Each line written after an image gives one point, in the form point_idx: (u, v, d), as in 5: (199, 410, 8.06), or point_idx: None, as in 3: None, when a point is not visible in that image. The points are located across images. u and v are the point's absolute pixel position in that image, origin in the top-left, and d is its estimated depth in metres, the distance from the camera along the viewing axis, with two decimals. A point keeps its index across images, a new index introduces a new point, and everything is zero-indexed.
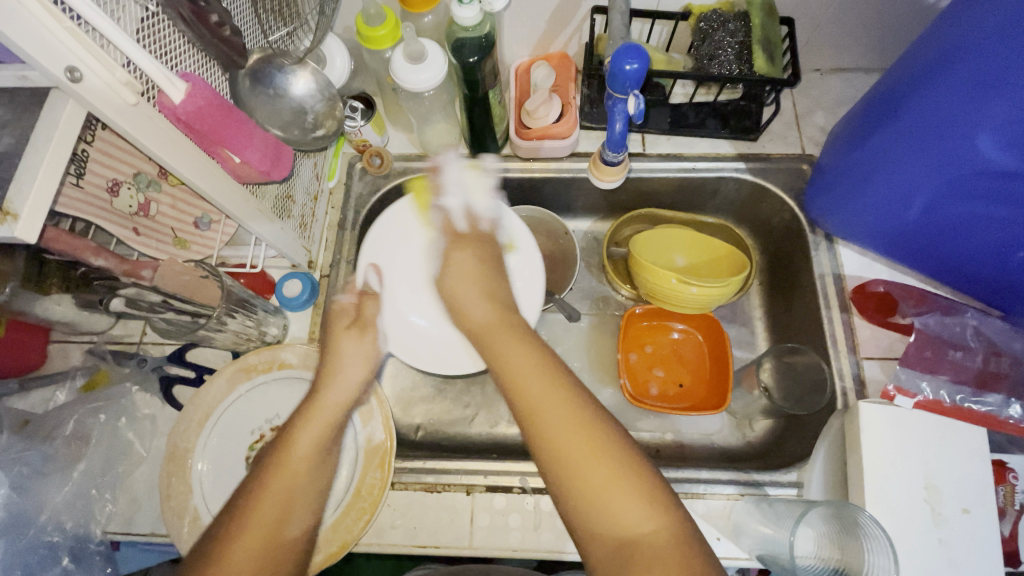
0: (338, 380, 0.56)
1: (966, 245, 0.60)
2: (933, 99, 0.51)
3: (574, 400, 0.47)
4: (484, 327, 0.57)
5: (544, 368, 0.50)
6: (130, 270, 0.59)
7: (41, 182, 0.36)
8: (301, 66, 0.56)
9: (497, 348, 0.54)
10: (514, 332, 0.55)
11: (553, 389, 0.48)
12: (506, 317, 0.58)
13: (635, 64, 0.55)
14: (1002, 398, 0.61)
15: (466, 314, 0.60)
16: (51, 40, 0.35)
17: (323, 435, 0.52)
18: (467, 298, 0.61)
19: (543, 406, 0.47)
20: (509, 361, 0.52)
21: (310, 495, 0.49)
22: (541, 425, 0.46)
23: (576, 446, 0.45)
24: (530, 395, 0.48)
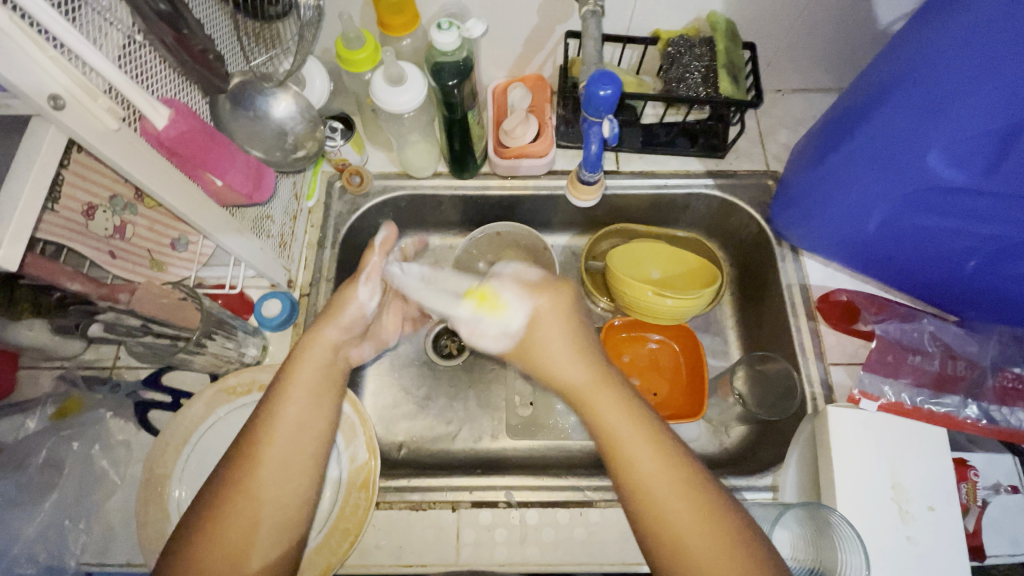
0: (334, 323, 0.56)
1: (923, 255, 0.64)
2: (888, 119, 0.54)
3: (695, 489, 0.44)
4: (570, 386, 0.49)
5: (659, 445, 0.46)
6: (107, 294, 0.57)
7: (22, 208, 0.37)
8: (282, 90, 0.56)
9: (600, 411, 0.47)
10: (617, 393, 0.48)
11: (666, 470, 0.44)
12: (604, 378, 0.49)
13: (608, 90, 0.57)
14: (960, 399, 0.64)
15: (554, 372, 0.50)
16: (35, 69, 0.35)
17: (315, 378, 0.51)
18: (555, 355, 0.50)
19: (660, 496, 0.44)
20: (615, 429, 0.46)
21: (304, 460, 0.48)
22: (654, 506, 0.44)
23: (693, 533, 0.42)
24: (646, 476, 0.44)
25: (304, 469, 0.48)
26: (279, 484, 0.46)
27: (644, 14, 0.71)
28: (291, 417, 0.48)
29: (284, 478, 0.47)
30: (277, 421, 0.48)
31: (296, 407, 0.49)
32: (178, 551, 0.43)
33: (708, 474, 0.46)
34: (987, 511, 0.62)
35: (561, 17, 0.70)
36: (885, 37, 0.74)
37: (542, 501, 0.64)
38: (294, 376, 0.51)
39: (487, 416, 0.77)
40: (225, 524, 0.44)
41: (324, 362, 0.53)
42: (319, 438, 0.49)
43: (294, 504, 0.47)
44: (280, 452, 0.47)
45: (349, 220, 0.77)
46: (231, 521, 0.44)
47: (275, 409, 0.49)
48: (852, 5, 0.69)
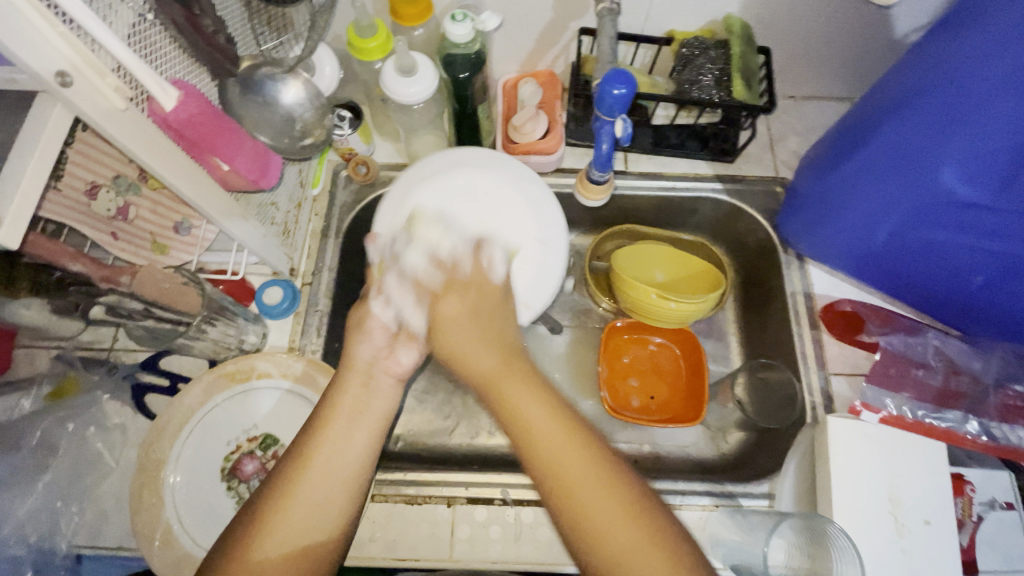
0: (369, 338, 0.55)
1: (931, 268, 0.64)
2: (903, 130, 0.54)
3: (597, 462, 0.44)
4: (486, 374, 0.50)
5: (561, 416, 0.46)
6: (109, 276, 0.56)
7: (25, 187, 0.36)
8: (292, 76, 0.55)
9: (506, 398, 0.48)
10: (525, 379, 0.49)
11: (574, 440, 0.45)
12: (513, 363, 0.51)
13: (622, 89, 0.57)
14: (961, 414, 0.64)
15: (465, 362, 0.52)
16: (41, 43, 0.34)
17: (361, 393, 0.52)
18: (461, 342, 0.53)
19: (567, 470, 0.43)
20: (522, 414, 0.47)
21: (342, 484, 0.47)
22: (559, 478, 0.43)
23: (598, 509, 0.42)
24: (548, 446, 0.45)
25: (340, 494, 0.47)
26: (320, 495, 0.46)
27: (660, 14, 0.71)
28: (335, 440, 0.48)
29: (323, 495, 0.46)
30: (319, 442, 0.48)
31: (338, 429, 0.49)
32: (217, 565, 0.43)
33: (616, 455, 0.45)
34: (982, 527, 0.62)
35: (576, 14, 0.69)
36: (901, 47, 0.73)
37: (537, 500, 0.64)
38: (337, 401, 0.51)
39: (485, 413, 0.76)
40: (273, 535, 0.44)
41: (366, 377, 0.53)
42: (360, 462, 0.48)
43: (328, 535, 0.46)
44: (320, 476, 0.47)
45: (354, 210, 0.76)
46: (262, 541, 0.44)
47: (321, 429, 0.49)
48: (870, 12, 0.68)
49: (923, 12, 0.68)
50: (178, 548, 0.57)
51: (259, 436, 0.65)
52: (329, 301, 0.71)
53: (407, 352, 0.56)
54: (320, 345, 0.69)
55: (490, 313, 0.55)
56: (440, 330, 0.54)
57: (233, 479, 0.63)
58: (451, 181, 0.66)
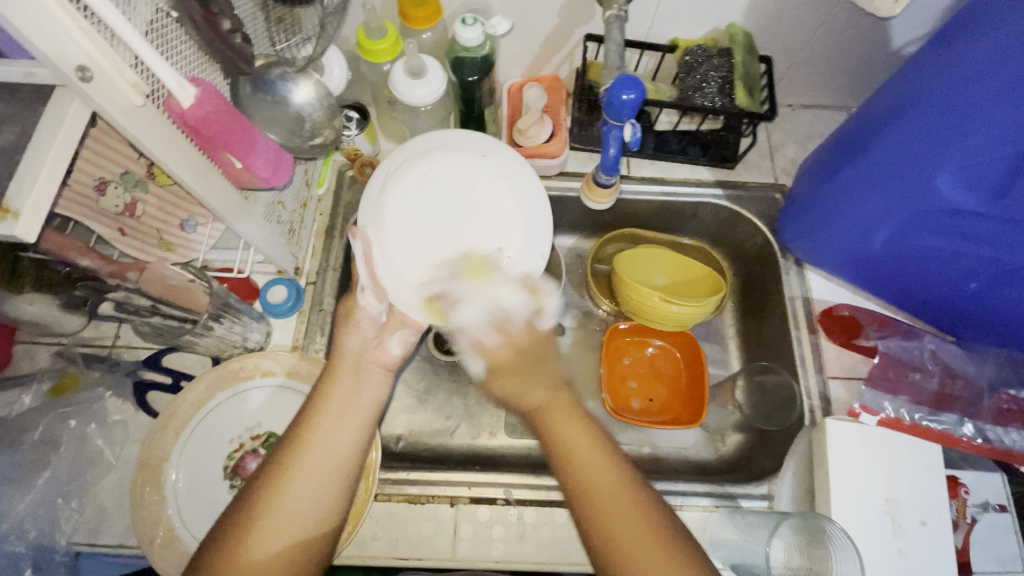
0: (356, 325, 0.56)
1: (926, 274, 0.65)
2: (902, 138, 0.55)
3: (642, 504, 0.47)
4: (534, 406, 0.53)
5: (606, 456, 0.49)
6: (117, 271, 0.59)
7: (44, 180, 0.36)
8: (303, 76, 0.56)
9: (559, 432, 0.50)
10: (577, 418, 0.51)
11: (617, 477, 0.48)
12: (566, 398, 0.53)
13: (631, 94, 0.58)
14: (956, 417, 0.66)
15: (519, 397, 0.53)
16: (64, 38, 0.35)
17: (347, 385, 0.54)
18: (517, 387, 0.54)
19: (608, 507, 0.46)
20: (571, 449, 0.49)
21: (331, 474, 0.49)
22: (601, 518, 0.46)
23: (636, 542, 0.45)
24: (593, 485, 0.47)
25: (333, 484, 0.49)
26: (305, 490, 0.47)
27: (664, 22, 0.72)
28: (322, 432, 0.50)
29: (307, 489, 0.47)
30: (311, 435, 0.50)
31: (326, 421, 0.51)
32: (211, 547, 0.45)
33: (659, 499, 0.48)
34: (976, 528, 0.63)
35: (582, 20, 0.70)
36: (898, 59, 0.75)
37: (540, 500, 0.64)
38: (325, 392, 0.53)
39: (487, 413, 0.77)
40: (256, 531, 0.45)
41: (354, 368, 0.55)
42: (350, 452, 0.50)
43: (313, 526, 0.47)
44: (310, 468, 0.48)
45: (358, 210, 0.76)
46: (256, 537, 0.45)
47: (309, 420, 0.51)
48: (869, 24, 0.70)
49: (920, 25, 0.69)
50: (180, 546, 0.57)
51: (263, 434, 0.64)
52: (333, 301, 0.71)
53: (396, 340, 0.57)
54: (324, 344, 0.69)
55: (535, 360, 0.55)
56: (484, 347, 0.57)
57: (236, 477, 0.62)
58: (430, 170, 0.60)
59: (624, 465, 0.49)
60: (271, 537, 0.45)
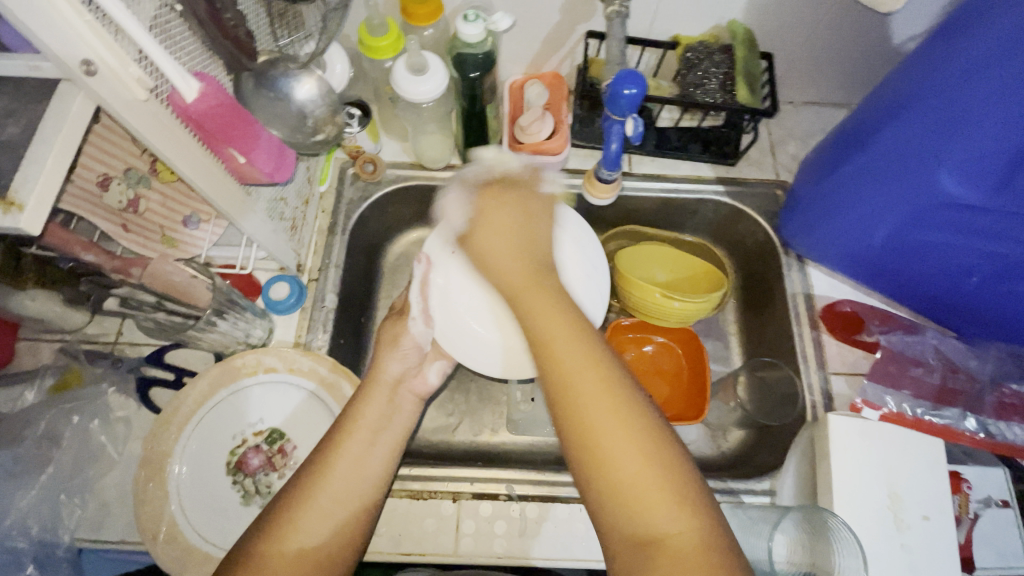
0: (398, 353, 0.62)
1: (928, 270, 0.65)
2: (905, 132, 0.55)
3: (624, 402, 0.39)
4: (515, 284, 0.45)
5: (582, 333, 0.41)
6: (120, 266, 0.58)
7: (49, 172, 0.36)
8: (306, 72, 0.55)
9: (528, 306, 0.43)
10: (550, 289, 0.44)
11: (592, 358, 0.40)
12: (536, 271, 0.46)
13: (632, 90, 0.58)
14: (958, 412, 0.65)
15: (494, 267, 0.47)
16: (70, 33, 0.35)
17: (381, 410, 0.56)
18: (495, 248, 0.48)
19: (578, 382, 0.39)
20: (541, 321, 0.42)
21: (357, 495, 0.49)
22: (570, 400, 0.39)
23: (601, 419, 0.38)
24: (570, 378, 0.39)
25: (354, 509, 0.49)
26: (336, 507, 0.48)
27: (666, 18, 0.72)
28: (354, 450, 0.51)
29: (333, 507, 0.47)
30: (338, 454, 0.50)
31: (358, 443, 0.52)
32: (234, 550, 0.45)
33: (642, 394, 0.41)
34: (978, 524, 0.63)
35: (584, 17, 0.70)
36: (899, 55, 0.75)
37: (542, 496, 0.64)
38: (358, 414, 0.54)
39: (489, 410, 0.77)
40: (289, 538, 0.45)
41: (388, 394, 0.58)
42: (375, 477, 0.51)
43: (336, 547, 0.47)
44: (337, 487, 0.48)
45: (360, 207, 0.76)
46: (281, 540, 0.44)
47: (339, 442, 0.51)
48: (870, 19, 0.70)
49: (921, 20, 0.69)
50: (182, 541, 0.57)
51: (266, 431, 0.65)
52: (335, 297, 0.71)
53: (432, 370, 0.65)
54: (326, 341, 0.69)
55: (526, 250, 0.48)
56: (476, 234, 0.51)
57: (238, 473, 0.63)
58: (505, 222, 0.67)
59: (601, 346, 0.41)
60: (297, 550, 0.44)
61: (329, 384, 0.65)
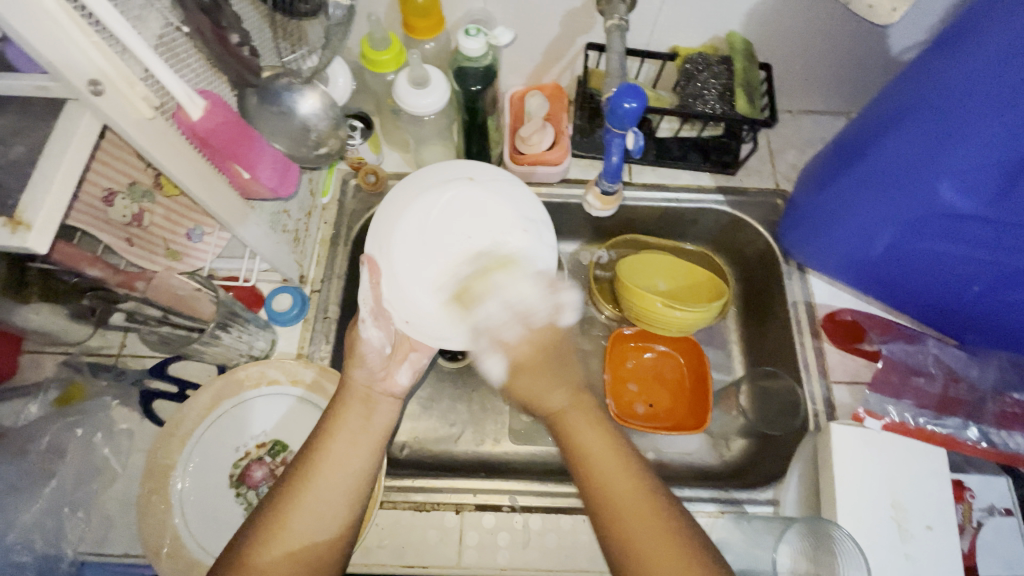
0: (365, 360, 0.56)
1: (927, 278, 0.66)
2: (904, 143, 0.55)
3: (660, 508, 0.46)
4: (553, 413, 0.52)
5: (625, 458, 0.49)
6: (125, 281, 0.59)
7: (57, 190, 0.37)
8: (309, 87, 0.56)
9: (574, 430, 0.51)
10: (591, 414, 0.52)
11: (631, 482, 0.47)
12: (580, 399, 0.53)
13: (632, 103, 0.58)
14: (961, 421, 0.66)
15: (532, 398, 0.53)
16: (77, 53, 0.35)
17: (360, 414, 0.53)
18: (532, 383, 0.53)
19: (621, 492, 0.47)
20: (585, 444, 0.50)
21: (342, 496, 0.49)
22: (616, 510, 0.46)
23: (644, 525, 0.45)
24: (614, 491, 0.47)
25: (338, 509, 0.49)
26: (314, 518, 0.47)
27: (664, 30, 0.73)
28: (335, 453, 0.50)
29: (315, 516, 0.48)
30: (322, 456, 0.50)
31: (340, 445, 0.51)
32: (229, 559, 0.46)
33: (677, 503, 0.47)
34: (982, 533, 0.63)
35: (583, 30, 0.71)
36: (897, 64, 0.75)
37: (545, 507, 0.64)
38: (338, 417, 0.53)
39: (491, 420, 0.77)
40: (272, 546, 0.46)
41: (366, 399, 0.54)
42: (360, 476, 0.51)
43: (325, 544, 0.47)
44: (321, 490, 0.49)
45: (363, 218, 0.77)
46: (265, 546, 0.46)
47: (321, 444, 0.51)
48: (867, 30, 0.71)
49: (917, 32, 0.70)
50: (186, 555, 0.57)
51: (268, 443, 0.65)
52: (337, 308, 0.71)
53: (404, 370, 0.57)
54: (328, 352, 0.69)
55: (561, 364, 0.54)
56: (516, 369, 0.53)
57: (241, 486, 0.63)
58: (437, 209, 0.56)
59: (638, 462, 0.49)
60: (287, 562, 0.45)
61: (330, 395, 0.65)
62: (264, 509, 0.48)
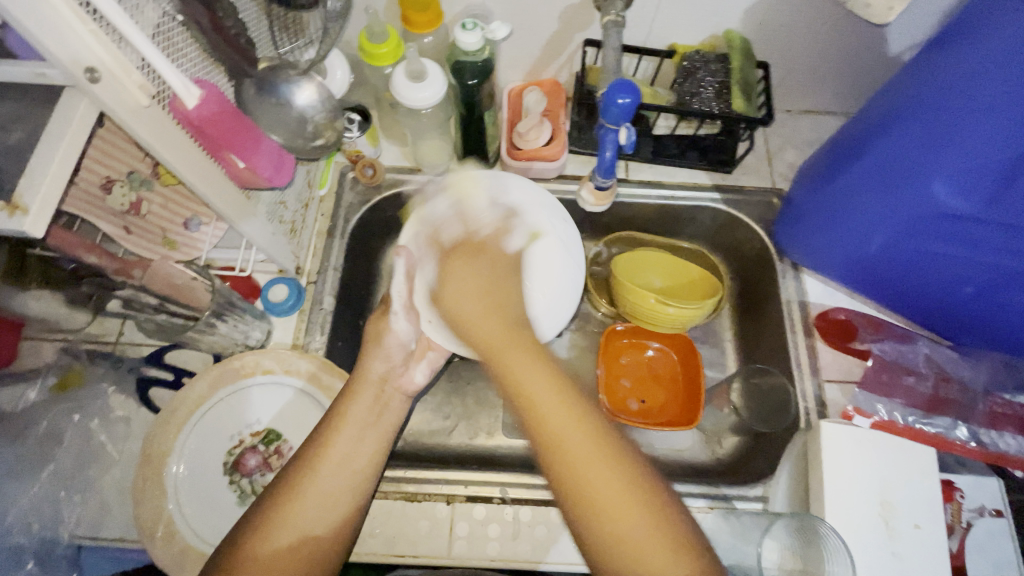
0: (380, 353, 0.59)
1: (922, 279, 0.66)
2: (899, 143, 0.56)
3: (611, 450, 0.42)
4: (489, 342, 0.46)
5: (570, 400, 0.43)
6: (122, 268, 0.59)
7: (53, 175, 0.37)
8: (306, 78, 0.56)
9: (511, 365, 0.44)
10: (528, 344, 0.45)
11: (580, 427, 0.42)
12: (517, 329, 0.46)
13: (626, 99, 0.59)
14: (950, 421, 0.66)
15: (468, 323, 0.47)
16: (74, 40, 0.36)
17: (366, 407, 0.55)
18: (468, 303, 0.48)
19: (567, 435, 0.41)
20: (525, 383, 0.43)
21: (346, 486, 0.50)
22: (564, 457, 0.41)
23: (597, 473, 0.41)
24: (560, 435, 0.41)
25: (343, 500, 0.50)
26: (320, 507, 0.48)
27: (662, 28, 0.73)
28: (340, 445, 0.52)
29: (320, 504, 0.48)
30: (328, 446, 0.51)
31: (346, 438, 0.52)
32: (232, 545, 0.46)
33: (626, 441, 0.43)
34: (971, 533, 0.63)
35: (581, 26, 0.71)
36: (895, 65, 0.75)
37: (535, 499, 0.65)
38: (345, 409, 0.54)
39: (485, 413, 0.77)
40: (273, 536, 0.46)
41: (374, 393, 0.57)
42: (364, 468, 0.52)
43: (328, 534, 0.48)
44: (327, 478, 0.50)
45: (360, 211, 0.77)
46: (270, 532, 0.46)
47: (328, 434, 0.52)
48: (865, 29, 0.71)
49: (915, 32, 0.70)
50: (179, 540, 0.58)
51: (263, 432, 0.65)
52: (333, 300, 0.72)
53: (419, 369, 0.63)
54: (324, 343, 0.70)
55: (502, 270, 0.50)
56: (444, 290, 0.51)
57: (235, 473, 0.63)
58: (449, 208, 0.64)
59: (584, 401, 0.44)
60: (291, 547, 0.46)
61: (324, 386, 0.66)
62: (267, 498, 0.48)
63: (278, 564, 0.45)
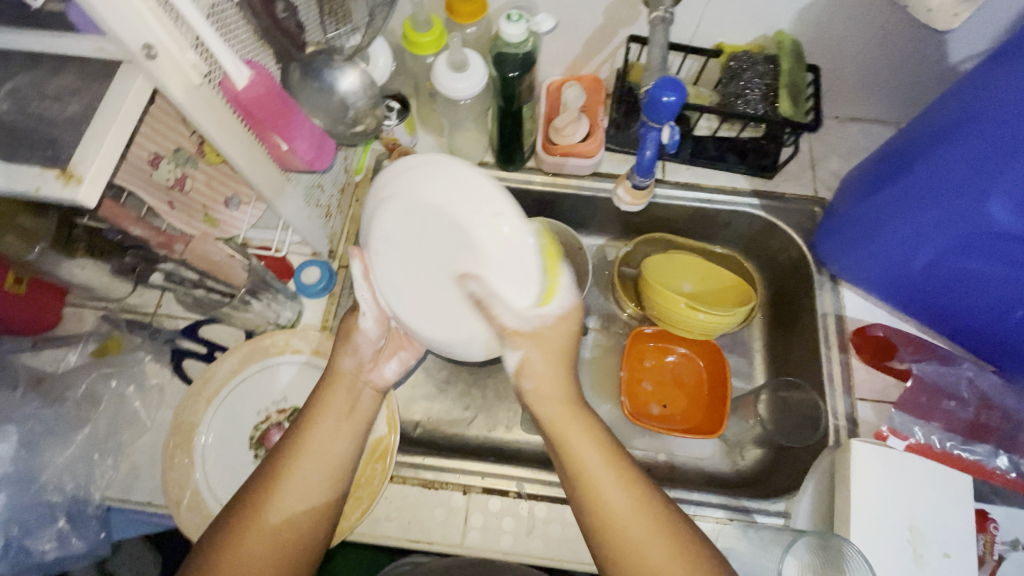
0: (353, 347, 0.59)
1: (970, 299, 0.63)
2: (955, 157, 0.53)
3: (664, 527, 0.47)
4: (552, 416, 0.52)
5: (625, 478, 0.50)
6: (165, 242, 0.60)
7: (108, 148, 0.39)
8: (351, 65, 0.57)
9: (576, 447, 0.50)
10: (594, 432, 0.51)
11: (634, 499, 0.49)
12: (581, 413, 0.52)
13: (671, 97, 0.57)
14: (991, 448, 0.64)
15: (535, 402, 0.53)
16: (133, 17, 0.37)
17: (342, 398, 0.56)
18: (538, 388, 0.52)
19: (621, 506, 0.48)
20: (590, 462, 0.50)
21: (324, 477, 0.52)
22: (618, 527, 0.48)
23: (651, 547, 0.46)
24: (615, 506, 0.48)
25: (321, 489, 0.52)
26: (299, 498, 0.50)
27: (711, 26, 0.71)
28: (317, 437, 0.53)
29: (298, 495, 0.50)
30: (307, 435, 0.53)
31: (322, 428, 0.54)
32: (214, 542, 0.48)
33: (676, 512, 0.49)
34: (1003, 567, 0.60)
35: (627, 21, 0.70)
36: (954, 74, 0.72)
37: (551, 496, 0.64)
38: (322, 400, 0.56)
39: (504, 407, 0.77)
40: (263, 523, 0.48)
41: (350, 384, 0.57)
42: (340, 459, 0.53)
43: (308, 525, 0.50)
44: (306, 469, 0.51)
45: None
46: (253, 528, 0.48)
47: (308, 424, 0.54)
48: (925, 35, 0.68)
49: (979, 41, 0.67)
50: (204, 509, 0.60)
51: (289, 409, 0.66)
52: None
53: (390, 365, 0.62)
54: None
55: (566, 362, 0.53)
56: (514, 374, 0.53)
57: (260, 447, 0.64)
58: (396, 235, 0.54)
59: (637, 478, 0.50)
60: (273, 537, 0.48)
61: None
62: (252, 488, 0.50)
63: (261, 555, 0.47)
